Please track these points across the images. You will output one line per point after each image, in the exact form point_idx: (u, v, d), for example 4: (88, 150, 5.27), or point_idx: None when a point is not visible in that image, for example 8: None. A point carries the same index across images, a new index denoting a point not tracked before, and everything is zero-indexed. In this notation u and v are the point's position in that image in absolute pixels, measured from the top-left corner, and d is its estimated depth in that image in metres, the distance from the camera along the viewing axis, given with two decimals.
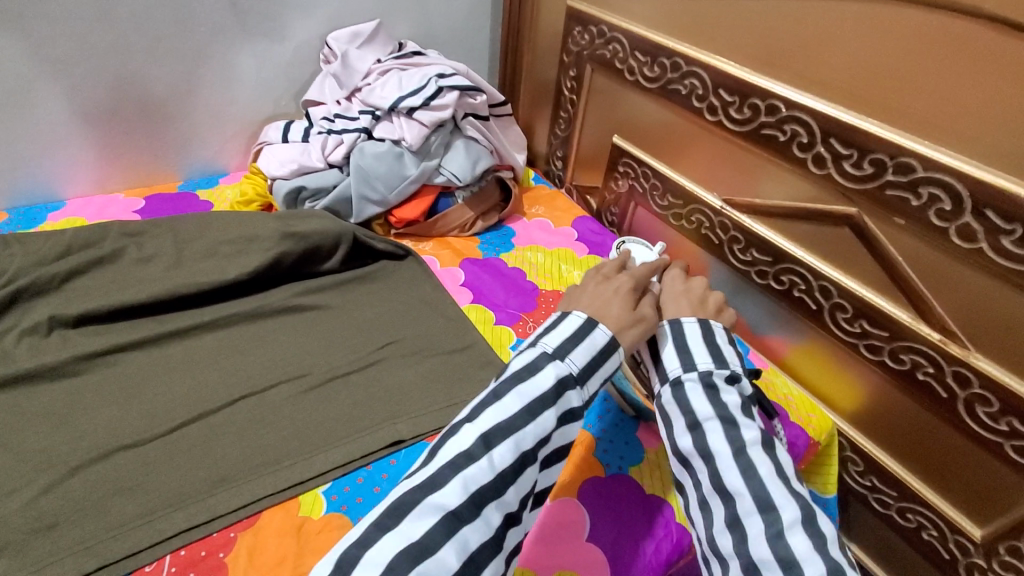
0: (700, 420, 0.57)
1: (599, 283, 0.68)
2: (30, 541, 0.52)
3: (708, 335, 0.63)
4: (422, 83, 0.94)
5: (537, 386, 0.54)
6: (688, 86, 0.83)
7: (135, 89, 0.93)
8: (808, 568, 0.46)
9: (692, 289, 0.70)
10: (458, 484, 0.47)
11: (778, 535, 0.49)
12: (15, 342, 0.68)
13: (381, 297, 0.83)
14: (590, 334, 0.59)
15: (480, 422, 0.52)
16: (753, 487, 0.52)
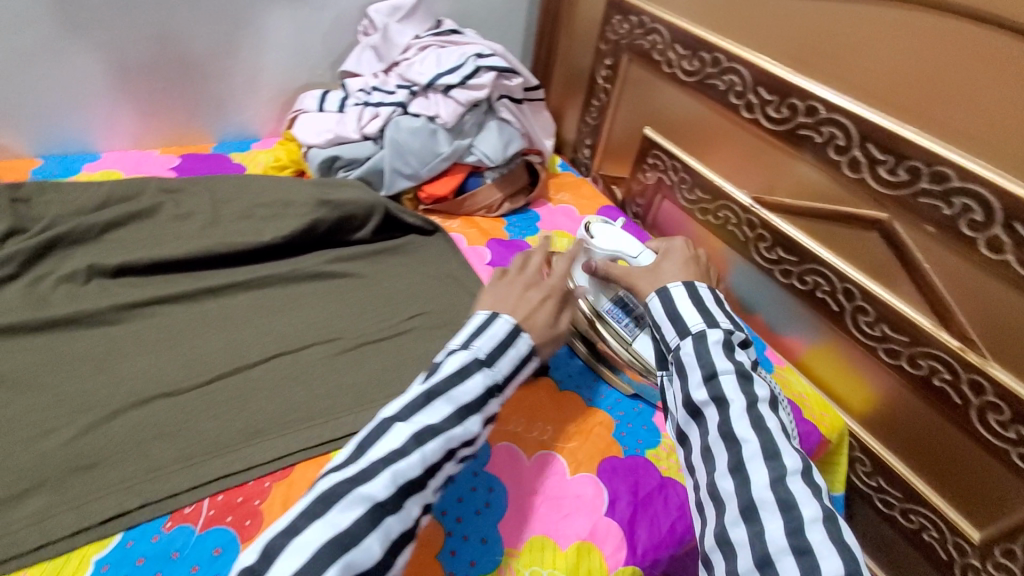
0: (718, 372, 0.56)
1: (527, 287, 0.65)
2: (72, 477, 0.54)
3: (719, 301, 0.63)
4: (460, 61, 0.94)
5: (467, 392, 0.53)
6: (726, 82, 0.83)
7: (173, 47, 0.93)
8: (805, 509, 0.48)
9: (698, 257, 0.70)
10: (387, 476, 0.47)
11: (779, 479, 0.50)
12: (55, 287, 0.70)
13: (409, 268, 0.84)
14: (515, 342, 0.58)
15: (415, 420, 0.51)
16: (762, 436, 0.52)
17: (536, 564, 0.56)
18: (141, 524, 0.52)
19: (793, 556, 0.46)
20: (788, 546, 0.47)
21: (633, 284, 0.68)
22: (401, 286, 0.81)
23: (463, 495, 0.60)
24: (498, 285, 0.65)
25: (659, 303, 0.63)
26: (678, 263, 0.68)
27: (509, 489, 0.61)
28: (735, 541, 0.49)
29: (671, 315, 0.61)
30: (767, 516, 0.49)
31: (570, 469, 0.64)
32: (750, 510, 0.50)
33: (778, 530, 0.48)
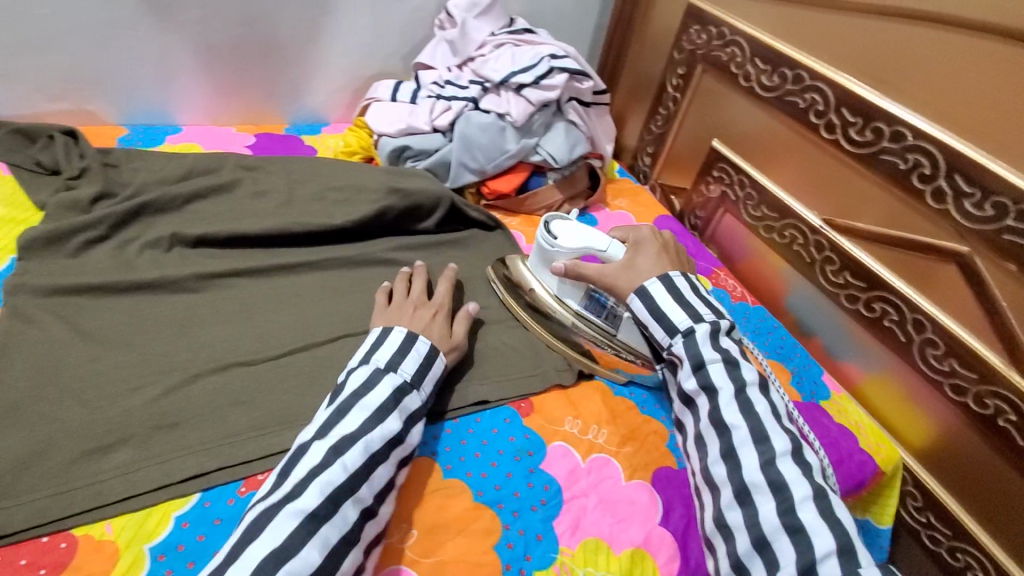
0: (706, 362, 0.61)
1: (415, 307, 0.68)
2: (156, 435, 0.56)
3: (696, 287, 0.66)
4: (534, 61, 0.95)
5: (376, 396, 0.55)
6: (807, 100, 0.82)
7: (260, 30, 0.95)
8: (795, 489, 0.52)
9: (667, 244, 0.74)
10: (316, 488, 0.48)
11: (770, 462, 0.55)
12: (139, 252, 0.73)
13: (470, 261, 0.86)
14: (415, 345, 0.61)
15: (332, 435, 0.52)
16: (750, 422, 0.57)
17: (591, 565, 0.56)
18: (218, 486, 0.55)
19: (787, 535, 0.50)
20: (782, 525, 0.51)
21: (613, 286, 0.69)
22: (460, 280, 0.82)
23: (520, 490, 0.61)
24: (386, 312, 0.68)
25: (643, 302, 0.66)
26: (651, 257, 0.70)
27: (565, 488, 0.62)
28: (732, 524, 0.54)
29: (657, 314, 0.64)
30: (760, 498, 0.53)
31: (625, 474, 0.64)
32: (743, 494, 0.54)
33: (771, 511, 0.52)
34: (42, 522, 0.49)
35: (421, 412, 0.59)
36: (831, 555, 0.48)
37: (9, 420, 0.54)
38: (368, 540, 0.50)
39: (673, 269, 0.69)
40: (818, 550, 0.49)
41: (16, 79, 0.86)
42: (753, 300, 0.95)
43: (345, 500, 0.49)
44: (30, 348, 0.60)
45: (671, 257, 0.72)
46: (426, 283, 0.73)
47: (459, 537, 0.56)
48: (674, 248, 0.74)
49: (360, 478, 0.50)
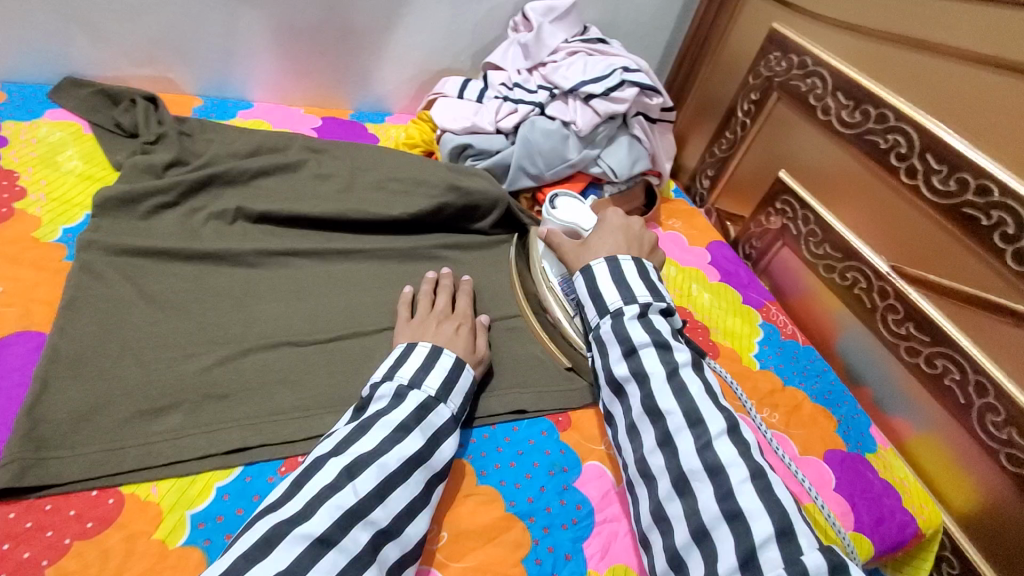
0: (637, 347, 0.62)
1: (439, 322, 0.67)
2: (206, 404, 0.58)
3: (644, 272, 0.69)
4: (606, 72, 0.93)
5: (398, 414, 0.55)
6: (890, 141, 0.79)
7: (339, 17, 0.96)
8: (731, 471, 0.53)
9: (630, 225, 0.75)
10: (326, 511, 0.47)
11: (706, 445, 0.55)
12: (205, 222, 0.75)
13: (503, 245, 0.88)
14: (439, 359, 0.61)
15: (348, 453, 0.52)
16: (684, 406, 0.58)
17: None
18: (260, 462, 0.55)
19: (726, 523, 0.50)
20: (721, 513, 0.51)
21: (563, 255, 0.74)
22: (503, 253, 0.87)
23: (552, 506, 0.60)
24: (410, 327, 0.67)
25: (584, 282, 0.69)
26: (607, 236, 0.73)
27: (597, 509, 0.61)
28: (671, 515, 0.53)
29: (594, 295, 0.67)
30: (698, 486, 0.53)
31: None
32: (682, 483, 0.54)
33: (710, 497, 0.52)
34: (93, 476, 0.50)
35: (449, 426, 0.58)
36: (770, 538, 0.48)
37: (72, 373, 0.56)
38: (388, 562, 0.49)
39: (622, 248, 0.71)
40: (757, 534, 0.48)
41: (105, 41, 0.89)
42: (803, 339, 0.92)
43: (355, 519, 0.48)
44: (98, 303, 0.62)
45: (630, 237, 0.73)
46: (450, 296, 0.72)
47: (488, 546, 0.55)
48: (637, 232, 0.75)
49: (373, 500, 0.49)
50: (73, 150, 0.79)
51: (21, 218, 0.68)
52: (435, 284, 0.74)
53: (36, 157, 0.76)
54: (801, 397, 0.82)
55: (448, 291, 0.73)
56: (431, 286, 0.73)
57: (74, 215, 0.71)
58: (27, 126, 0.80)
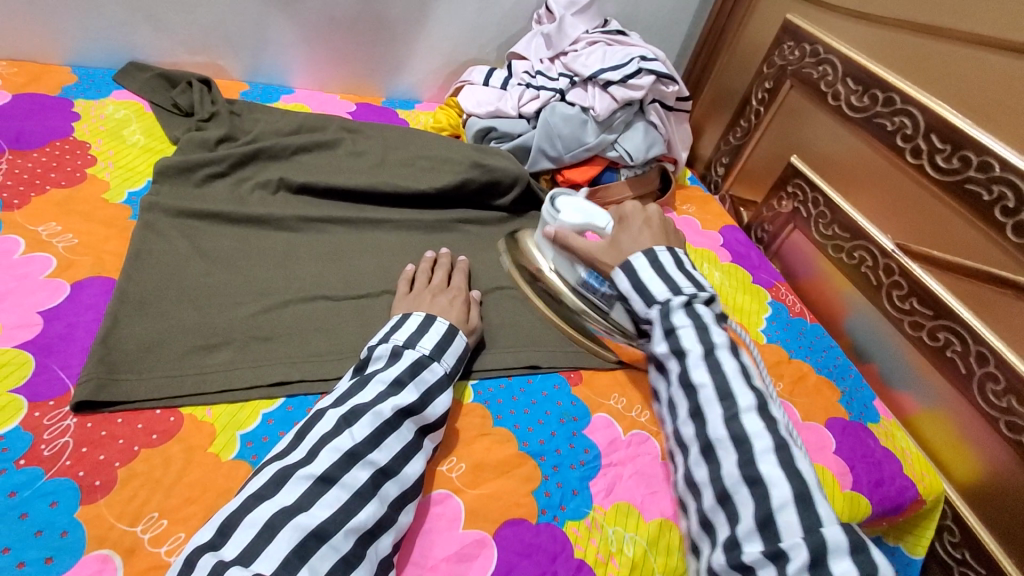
0: (677, 328, 0.63)
1: (434, 295, 0.70)
2: (253, 343, 0.64)
3: (680, 262, 0.69)
4: (624, 60, 0.98)
5: (394, 369, 0.58)
6: (896, 123, 0.82)
7: (374, 8, 1.04)
8: (756, 441, 0.55)
9: (651, 217, 0.75)
10: (325, 454, 0.51)
11: (734, 417, 0.57)
12: (251, 191, 0.83)
13: (497, 247, 0.88)
14: (433, 325, 0.64)
15: (345, 404, 0.55)
16: (717, 380, 0.60)
17: (620, 525, 0.60)
18: (299, 395, 0.62)
19: (747, 486, 0.53)
20: (742, 477, 0.54)
21: (598, 262, 0.72)
22: (500, 263, 0.86)
23: (562, 448, 0.65)
24: (407, 299, 0.70)
25: (625, 277, 0.68)
26: (636, 233, 0.73)
27: (604, 454, 0.65)
28: (699, 479, 0.57)
29: (639, 288, 0.67)
30: (723, 453, 0.56)
31: (661, 453, 0.67)
32: (709, 450, 0.57)
33: (733, 463, 0.55)
34: (158, 397, 0.57)
35: (443, 383, 0.60)
36: (787, 503, 0.51)
37: (138, 312, 0.63)
38: (389, 498, 0.52)
39: (655, 243, 0.71)
40: (775, 499, 0.51)
41: (165, 29, 0.98)
42: (812, 318, 0.96)
43: (354, 460, 0.51)
44: (159, 255, 0.70)
45: (655, 229, 0.74)
46: (446, 272, 0.75)
47: (503, 477, 0.60)
48: (659, 220, 0.75)
49: (369, 445, 0.52)
50: (136, 125, 0.87)
51: (93, 182, 0.77)
52: (432, 262, 0.77)
53: (105, 131, 0.85)
54: (807, 369, 0.86)
55: (445, 267, 0.76)
56: (429, 263, 0.76)
57: (138, 180, 0.79)
58: (96, 104, 0.89)
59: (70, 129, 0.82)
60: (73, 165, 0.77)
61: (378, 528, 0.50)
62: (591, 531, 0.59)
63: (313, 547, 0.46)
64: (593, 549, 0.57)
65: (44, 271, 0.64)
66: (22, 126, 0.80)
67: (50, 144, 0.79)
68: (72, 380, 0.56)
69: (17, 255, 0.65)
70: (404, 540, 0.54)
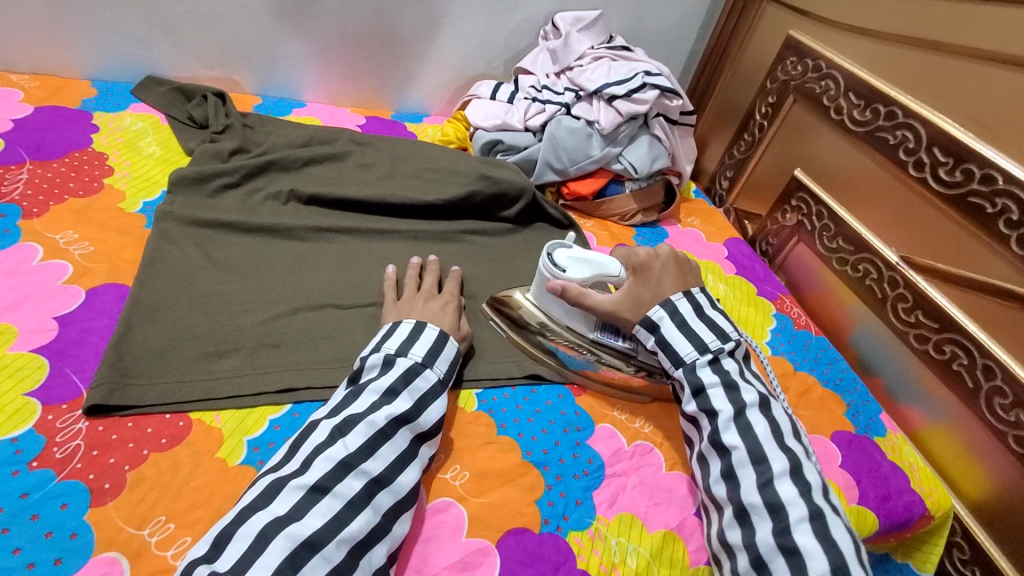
0: (706, 387, 0.64)
1: (425, 300, 0.71)
2: (262, 350, 0.65)
3: (699, 309, 0.69)
4: (629, 75, 1.00)
5: (386, 379, 0.59)
6: (899, 137, 0.83)
7: (385, 25, 1.06)
8: (792, 509, 0.55)
9: (666, 260, 0.72)
10: (320, 463, 0.51)
11: (767, 483, 0.57)
12: (263, 202, 0.85)
13: (482, 313, 0.79)
14: (423, 332, 0.64)
15: (339, 414, 0.55)
16: (749, 442, 0.60)
17: (623, 536, 0.59)
18: (305, 402, 0.62)
19: (784, 555, 0.53)
20: (776, 545, 0.54)
21: (619, 316, 0.70)
22: (493, 330, 0.77)
23: (565, 458, 0.65)
24: (396, 307, 0.70)
25: (649, 334, 0.69)
26: (654, 284, 0.71)
27: (607, 464, 0.65)
28: (732, 543, 0.56)
29: (663, 345, 0.68)
30: (758, 520, 0.56)
31: (665, 464, 0.67)
32: (743, 514, 0.57)
33: (767, 531, 0.55)
34: (168, 401, 0.58)
35: (435, 390, 0.61)
36: None
37: (151, 318, 0.64)
38: (383, 507, 0.51)
39: (675, 291, 0.70)
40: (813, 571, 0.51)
41: (182, 45, 1.01)
42: (817, 330, 0.95)
43: (348, 469, 0.51)
44: (171, 262, 0.71)
45: (671, 274, 0.72)
46: (436, 278, 0.76)
47: (506, 486, 0.61)
48: (673, 261, 0.73)
49: (363, 454, 0.53)
50: (152, 137, 0.90)
51: (109, 192, 0.78)
52: (420, 269, 0.77)
53: (122, 143, 0.87)
54: (812, 382, 0.85)
55: (434, 274, 0.76)
56: (416, 270, 0.77)
57: (153, 191, 0.81)
58: (114, 116, 0.91)
59: (88, 140, 0.85)
60: (90, 175, 0.80)
61: (371, 539, 0.49)
62: (594, 542, 0.59)
63: (305, 557, 0.45)
64: (595, 560, 0.57)
65: (61, 277, 0.66)
66: (43, 138, 0.82)
67: (70, 155, 0.81)
68: (84, 384, 0.57)
69: (34, 262, 0.67)
70: (401, 549, 0.54)
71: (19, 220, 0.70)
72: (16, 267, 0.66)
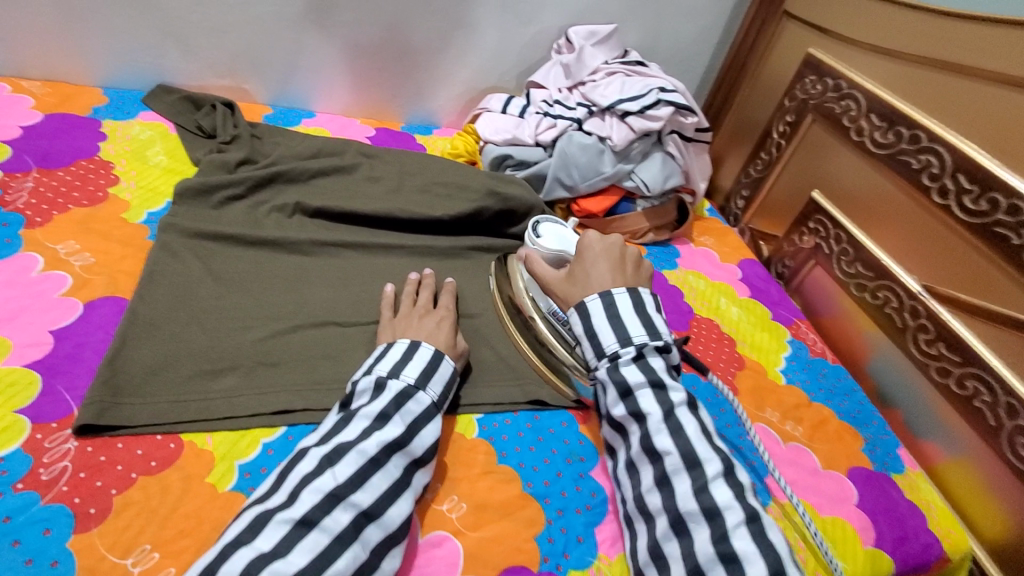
0: (633, 388, 0.60)
1: (421, 317, 0.69)
2: (259, 369, 0.64)
3: (638, 304, 0.65)
4: (643, 91, 0.98)
5: (377, 403, 0.57)
6: (922, 161, 0.80)
7: (397, 37, 1.05)
8: (728, 514, 0.51)
9: (611, 247, 0.72)
10: (307, 495, 0.49)
11: (702, 488, 0.54)
12: (268, 214, 0.83)
13: (488, 268, 0.87)
14: (417, 352, 0.62)
15: (330, 441, 0.54)
16: (680, 445, 0.56)
17: None
18: (301, 424, 0.61)
19: (722, 565, 0.49)
20: (715, 554, 0.50)
21: (549, 285, 0.73)
22: (486, 282, 0.84)
23: (567, 491, 0.62)
24: (393, 323, 0.69)
25: (579, 320, 0.66)
26: (588, 264, 0.70)
27: (611, 499, 0.63)
28: (668, 555, 0.53)
29: (590, 334, 0.64)
30: (694, 527, 0.52)
31: None
32: (678, 524, 0.53)
33: (705, 539, 0.51)
34: (160, 422, 0.57)
35: (429, 413, 0.59)
36: None
37: (148, 334, 0.63)
38: (371, 542, 0.49)
39: (608, 278, 0.68)
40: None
41: (194, 54, 1.01)
42: (834, 358, 0.92)
43: (336, 502, 0.49)
44: (171, 276, 0.70)
45: (613, 261, 0.70)
46: (432, 292, 0.74)
47: (504, 520, 0.58)
48: (619, 250, 0.72)
49: (353, 485, 0.51)
50: (159, 146, 0.89)
51: (114, 202, 0.78)
52: (417, 284, 0.76)
53: (129, 152, 0.86)
54: (828, 415, 0.82)
55: (430, 289, 0.75)
56: (414, 285, 0.75)
57: (157, 201, 0.80)
58: (123, 125, 0.91)
59: (96, 149, 0.84)
60: (96, 185, 0.79)
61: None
62: None
63: None
64: None
65: (60, 289, 0.65)
66: (50, 145, 0.82)
67: (76, 163, 0.81)
68: (76, 402, 0.56)
69: (34, 273, 0.66)
70: None
71: (21, 230, 0.70)
72: (15, 278, 0.65)
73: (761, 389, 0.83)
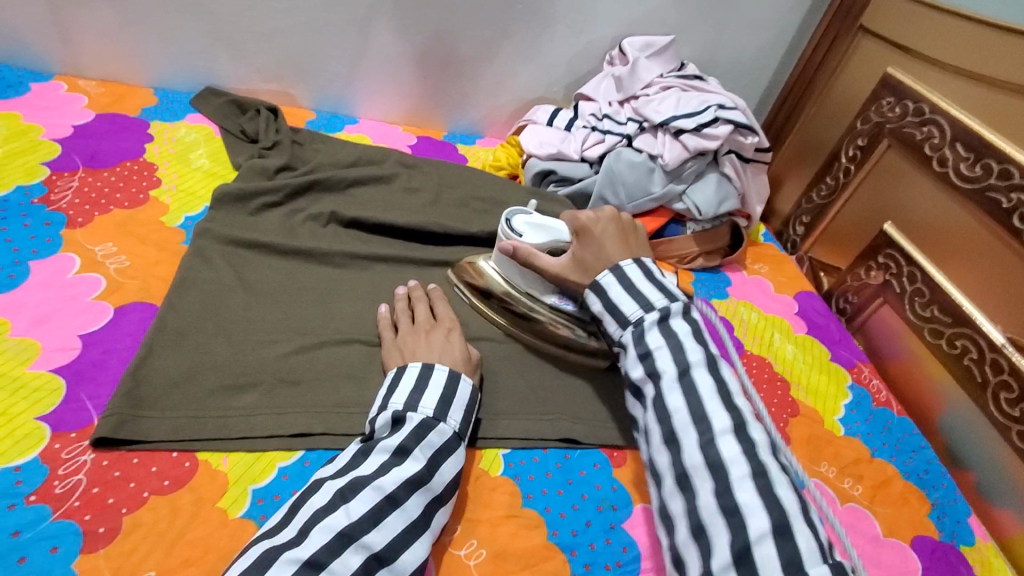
0: (650, 349, 0.57)
1: (427, 332, 0.66)
2: (280, 388, 0.61)
3: (650, 274, 0.63)
4: (699, 108, 0.91)
5: (396, 437, 0.53)
6: (1014, 199, 0.72)
7: (444, 44, 1.03)
8: (733, 468, 0.49)
9: (610, 221, 0.69)
10: (317, 533, 0.46)
11: (708, 442, 0.51)
12: (303, 223, 0.82)
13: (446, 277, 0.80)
14: (431, 377, 0.59)
15: (344, 475, 0.50)
16: (691, 402, 0.54)
17: None
18: (319, 449, 0.58)
19: (723, 518, 0.48)
20: (718, 508, 0.48)
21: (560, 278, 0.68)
22: (454, 293, 0.78)
23: (597, 543, 0.57)
24: (396, 347, 0.65)
25: (596, 298, 0.63)
26: (593, 246, 0.67)
27: (645, 556, 0.57)
28: (674, 513, 0.51)
29: (609, 308, 0.61)
30: (699, 483, 0.50)
31: None
32: (683, 479, 0.51)
33: (708, 493, 0.49)
34: (177, 439, 0.55)
35: (450, 445, 0.55)
36: (766, 536, 0.45)
37: (173, 343, 0.62)
38: None
39: (621, 259, 0.65)
40: (753, 531, 0.46)
41: (243, 58, 1.01)
42: (901, 410, 0.83)
43: (347, 543, 0.46)
44: (202, 283, 0.69)
45: (616, 236, 0.68)
46: (428, 306, 0.70)
47: (526, 571, 0.54)
48: (619, 224, 0.69)
49: (367, 524, 0.47)
50: (202, 149, 0.89)
51: (154, 205, 0.78)
52: (407, 299, 0.71)
53: (173, 153, 0.87)
54: (894, 474, 0.74)
55: (425, 302, 0.71)
56: (403, 301, 0.71)
57: (195, 205, 0.80)
58: (170, 127, 0.92)
59: (141, 150, 0.85)
60: (138, 186, 0.79)
61: None
62: None
63: None
64: None
65: (92, 292, 0.65)
66: (98, 146, 0.83)
67: (122, 164, 0.82)
68: (96, 412, 0.55)
69: (70, 274, 0.66)
70: None
71: (63, 230, 0.70)
72: (52, 279, 0.65)
73: (816, 440, 0.75)
